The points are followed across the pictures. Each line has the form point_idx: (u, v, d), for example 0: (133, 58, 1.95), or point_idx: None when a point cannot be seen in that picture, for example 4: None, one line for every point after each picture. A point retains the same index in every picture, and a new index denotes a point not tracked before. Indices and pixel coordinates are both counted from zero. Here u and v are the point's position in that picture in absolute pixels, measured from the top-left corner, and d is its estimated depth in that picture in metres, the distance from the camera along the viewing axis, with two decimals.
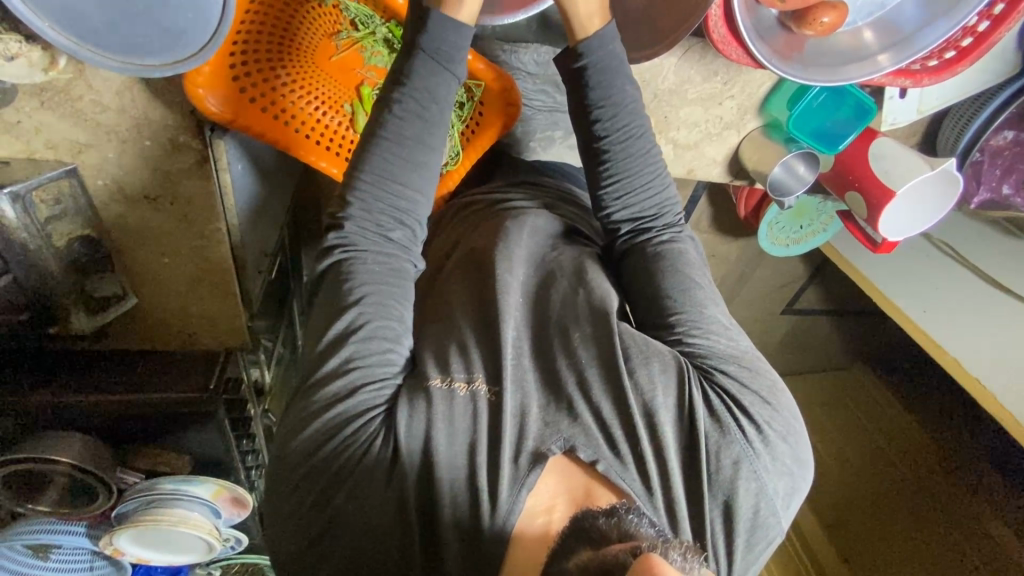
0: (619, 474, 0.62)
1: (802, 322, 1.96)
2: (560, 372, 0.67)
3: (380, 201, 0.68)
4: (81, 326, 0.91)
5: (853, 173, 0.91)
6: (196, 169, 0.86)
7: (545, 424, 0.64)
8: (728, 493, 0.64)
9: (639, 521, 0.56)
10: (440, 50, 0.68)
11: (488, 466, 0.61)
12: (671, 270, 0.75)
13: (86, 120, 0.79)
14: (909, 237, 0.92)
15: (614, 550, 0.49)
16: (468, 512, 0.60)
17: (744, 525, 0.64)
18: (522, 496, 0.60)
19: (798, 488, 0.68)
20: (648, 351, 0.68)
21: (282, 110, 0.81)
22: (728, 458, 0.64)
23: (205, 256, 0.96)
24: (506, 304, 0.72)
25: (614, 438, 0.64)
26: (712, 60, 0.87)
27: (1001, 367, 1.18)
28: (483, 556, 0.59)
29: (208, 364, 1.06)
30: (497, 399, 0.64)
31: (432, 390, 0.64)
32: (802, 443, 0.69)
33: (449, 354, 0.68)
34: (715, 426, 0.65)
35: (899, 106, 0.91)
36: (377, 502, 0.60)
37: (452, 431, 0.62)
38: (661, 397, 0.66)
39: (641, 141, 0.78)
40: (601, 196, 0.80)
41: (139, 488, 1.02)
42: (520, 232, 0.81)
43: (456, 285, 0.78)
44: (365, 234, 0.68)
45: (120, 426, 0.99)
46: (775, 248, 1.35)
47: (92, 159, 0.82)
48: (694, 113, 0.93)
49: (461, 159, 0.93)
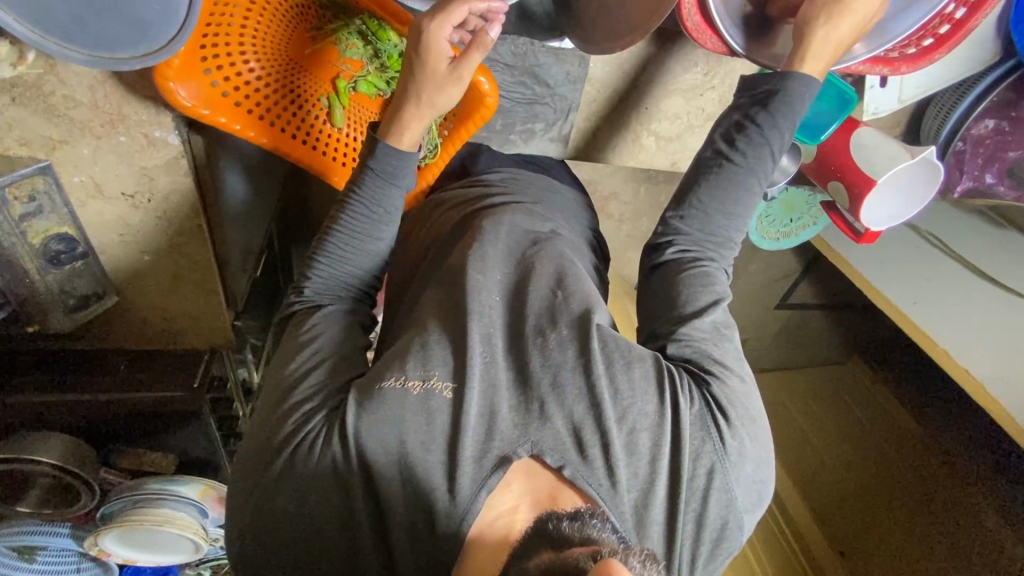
0: (585, 478, 0.62)
1: (797, 318, 1.93)
2: (532, 368, 0.66)
3: (341, 269, 0.74)
4: (60, 325, 0.92)
5: (836, 162, 0.90)
6: (173, 166, 0.85)
7: (516, 427, 0.63)
8: (699, 502, 0.64)
9: (601, 527, 0.56)
10: (388, 170, 0.74)
11: (449, 468, 0.61)
12: (706, 293, 0.72)
13: (59, 116, 0.77)
14: (896, 224, 0.91)
15: (574, 553, 0.49)
16: (425, 519, 0.60)
17: (711, 534, 0.64)
18: (482, 495, 0.60)
19: (762, 503, 0.67)
20: (629, 355, 0.67)
21: (257, 103, 0.81)
22: (704, 466, 0.64)
23: (183, 254, 0.95)
24: (481, 302, 0.70)
25: (585, 443, 0.63)
26: (691, 51, 0.87)
27: (987, 358, 1.19)
28: (439, 552, 0.60)
29: (192, 362, 1.06)
30: (458, 394, 0.63)
31: (386, 391, 0.63)
32: (770, 466, 0.69)
33: (409, 353, 0.67)
34: (703, 437, 0.64)
35: (880, 94, 0.92)
36: (332, 507, 0.62)
37: (420, 433, 0.62)
38: (642, 402, 0.65)
39: (745, 174, 0.75)
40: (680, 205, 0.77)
41: (126, 487, 1.03)
42: (497, 229, 0.79)
43: (431, 284, 0.77)
44: (325, 296, 0.74)
45: (102, 426, 0.99)
46: (764, 242, 1.35)
47: (67, 156, 0.81)
48: (675, 105, 0.93)
49: (439, 152, 0.94)
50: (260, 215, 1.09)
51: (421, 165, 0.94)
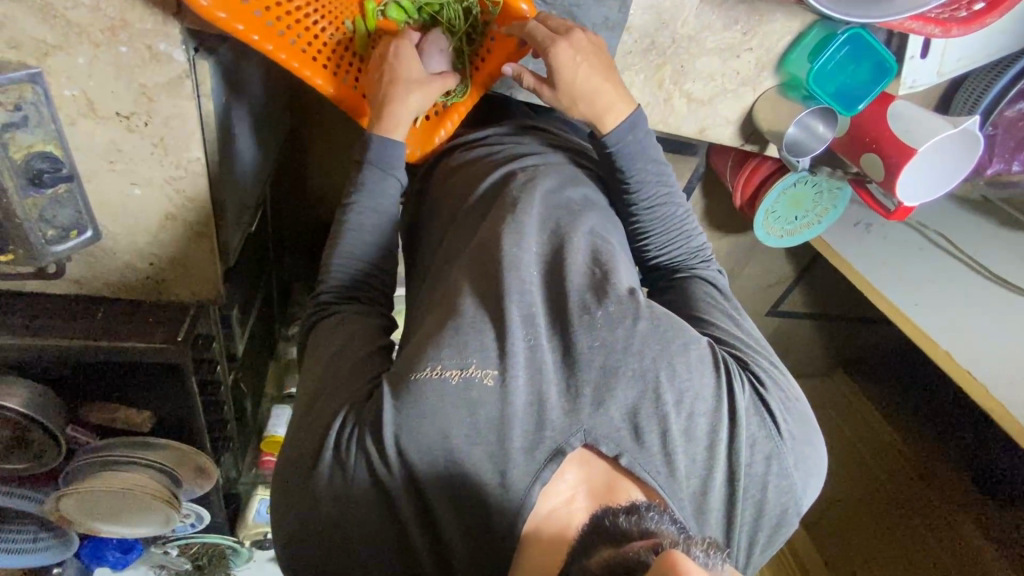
0: (642, 463, 0.60)
1: (786, 324, 1.93)
2: (580, 355, 0.63)
3: (355, 270, 0.75)
4: (42, 259, 0.81)
5: (871, 134, 0.88)
6: (176, 86, 0.79)
7: (567, 416, 0.60)
8: (760, 491, 0.64)
9: (659, 518, 0.54)
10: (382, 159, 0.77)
11: (498, 451, 0.59)
12: (703, 294, 0.77)
13: (55, 16, 0.72)
14: (926, 202, 0.89)
15: (634, 547, 0.49)
16: (477, 501, 0.59)
17: (771, 522, 0.64)
18: (538, 485, 0.59)
19: (817, 476, 0.67)
20: (687, 338, 0.65)
21: (278, 17, 0.75)
22: (762, 454, 0.64)
23: (180, 191, 0.88)
24: (513, 280, 0.67)
25: (640, 427, 0.61)
26: (732, 7, 0.84)
27: (995, 360, 1.17)
28: (492, 546, 0.58)
29: (177, 317, 0.96)
30: (505, 382, 0.60)
31: (420, 382, 0.60)
32: (822, 446, 0.70)
33: (442, 334, 0.63)
34: (756, 427, 0.64)
35: (920, 67, 0.86)
36: (374, 491, 0.60)
37: (466, 430, 0.59)
38: (699, 387, 0.63)
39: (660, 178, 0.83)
40: (634, 232, 0.84)
41: (93, 449, 0.94)
42: (530, 197, 0.74)
43: (462, 254, 0.73)
44: (342, 295, 0.74)
45: (76, 376, 0.91)
46: (770, 238, 1.31)
47: (61, 64, 0.75)
48: (711, 64, 0.88)
49: (468, 91, 0.88)
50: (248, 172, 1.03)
51: (447, 104, 0.89)
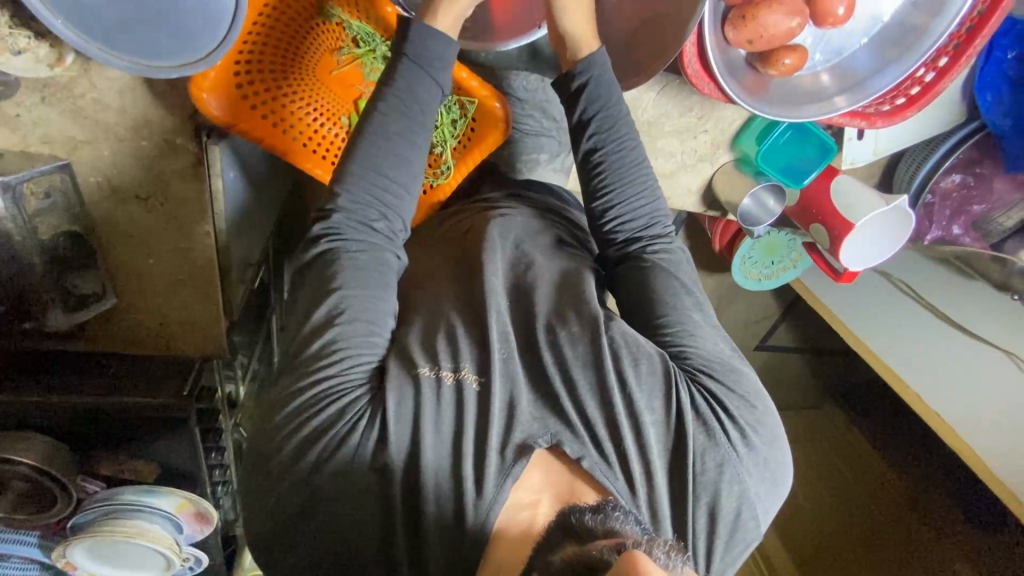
0: (604, 473, 0.64)
1: (775, 358, 1.99)
2: (547, 370, 0.68)
3: (368, 196, 0.70)
4: (57, 323, 0.92)
5: (815, 207, 0.98)
6: (189, 171, 0.88)
7: (534, 419, 0.65)
8: (712, 497, 0.65)
9: (623, 518, 0.57)
10: (423, 55, 0.72)
11: (472, 455, 0.62)
12: (662, 277, 0.76)
13: (85, 117, 0.82)
14: (867, 268, 0.98)
15: (597, 547, 0.51)
16: (452, 509, 0.61)
17: (727, 527, 0.66)
18: (507, 487, 0.61)
19: (777, 492, 0.70)
20: (637, 352, 0.69)
21: (281, 118, 0.84)
22: (713, 460, 0.66)
23: (189, 257, 0.95)
24: (491, 299, 0.73)
25: (600, 439, 0.65)
26: (687, 96, 0.95)
27: (960, 402, 1.21)
28: (464, 547, 0.60)
29: (183, 370, 1.02)
30: (484, 389, 0.65)
31: (421, 379, 0.64)
32: (782, 448, 0.71)
33: (437, 344, 0.68)
34: (702, 429, 0.66)
35: (857, 146, 0.99)
36: (359, 484, 0.61)
37: (441, 425, 0.63)
38: (645, 401, 0.67)
39: (634, 154, 0.80)
40: (597, 198, 0.81)
41: (102, 496, 1.00)
42: (493, 234, 0.83)
43: (442, 282, 0.80)
44: (352, 224, 0.69)
45: (83, 433, 0.96)
46: (749, 283, 1.37)
47: (87, 156, 0.84)
48: (671, 145, 0.99)
49: (452, 173, 0.99)
50: (259, 229, 1.12)
51: (433, 185, 0.99)
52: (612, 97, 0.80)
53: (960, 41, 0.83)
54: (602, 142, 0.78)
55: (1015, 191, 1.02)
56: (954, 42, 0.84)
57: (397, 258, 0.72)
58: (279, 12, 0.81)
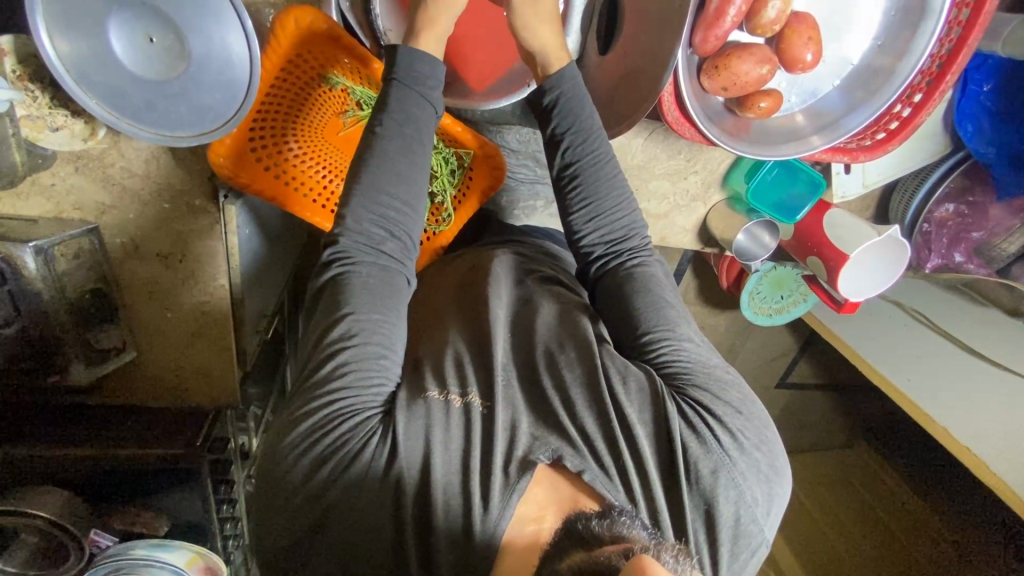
0: (605, 486, 0.63)
1: (799, 397, 1.92)
2: (546, 392, 0.68)
3: (370, 215, 0.71)
4: (79, 376, 0.95)
5: (812, 240, 1.01)
6: (207, 230, 0.94)
7: (534, 437, 0.64)
8: (708, 502, 0.64)
9: (630, 523, 0.56)
10: (418, 79, 0.75)
11: (480, 470, 0.62)
12: (643, 290, 0.77)
13: (114, 184, 0.89)
14: (869, 297, 1.01)
15: (605, 552, 0.50)
16: (462, 522, 0.60)
17: (727, 535, 0.64)
18: (513, 501, 0.60)
19: (777, 494, 0.67)
20: (627, 371, 0.69)
21: (292, 177, 0.91)
22: (707, 466, 0.64)
23: (204, 311, 1.00)
24: (493, 328, 0.75)
25: (599, 452, 0.64)
26: (674, 140, 1.00)
27: (987, 431, 1.16)
28: (474, 559, 0.59)
29: (197, 422, 1.04)
30: (488, 413, 0.65)
31: (431, 400, 0.66)
32: (778, 451, 0.69)
33: (445, 370, 0.70)
34: (692, 434, 0.65)
35: (846, 180, 1.06)
36: (371, 495, 0.61)
37: (446, 440, 0.63)
38: (637, 416, 0.66)
39: (607, 166, 0.81)
40: (572, 211, 0.82)
41: (111, 552, 0.96)
42: (499, 268, 0.87)
43: (447, 314, 0.82)
44: (359, 247, 0.70)
45: (98, 484, 0.98)
46: (758, 318, 1.33)
47: (113, 220, 0.91)
48: (663, 186, 1.04)
49: (453, 221, 1.03)
50: (275, 281, 1.17)
51: (435, 232, 1.03)
52: (584, 110, 0.81)
53: (932, 78, 0.89)
54: (574, 157, 0.79)
55: (1012, 217, 1.05)
56: (926, 78, 0.89)
57: (406, 279, 0.73)
58: (287, 83, 0.88)
